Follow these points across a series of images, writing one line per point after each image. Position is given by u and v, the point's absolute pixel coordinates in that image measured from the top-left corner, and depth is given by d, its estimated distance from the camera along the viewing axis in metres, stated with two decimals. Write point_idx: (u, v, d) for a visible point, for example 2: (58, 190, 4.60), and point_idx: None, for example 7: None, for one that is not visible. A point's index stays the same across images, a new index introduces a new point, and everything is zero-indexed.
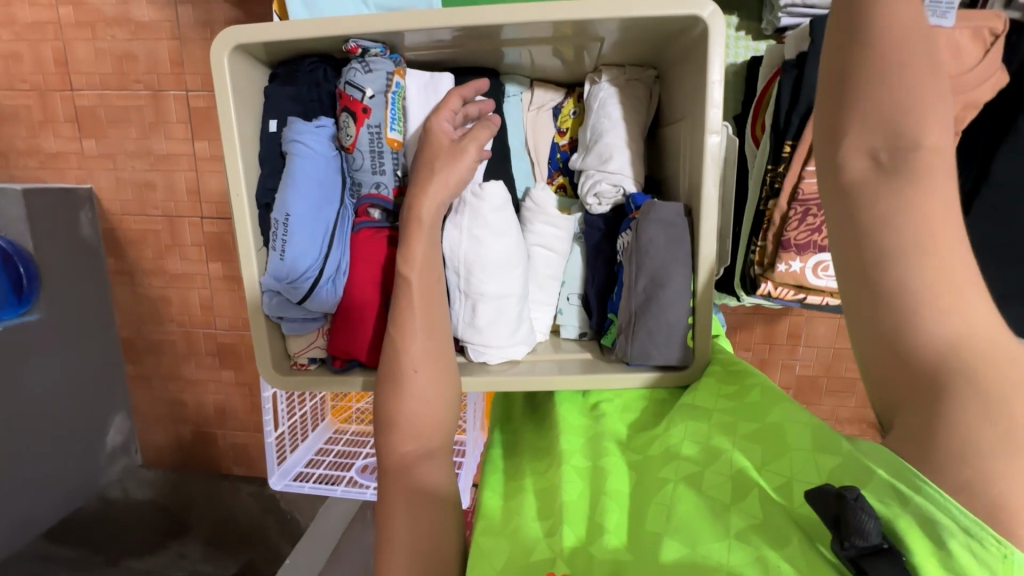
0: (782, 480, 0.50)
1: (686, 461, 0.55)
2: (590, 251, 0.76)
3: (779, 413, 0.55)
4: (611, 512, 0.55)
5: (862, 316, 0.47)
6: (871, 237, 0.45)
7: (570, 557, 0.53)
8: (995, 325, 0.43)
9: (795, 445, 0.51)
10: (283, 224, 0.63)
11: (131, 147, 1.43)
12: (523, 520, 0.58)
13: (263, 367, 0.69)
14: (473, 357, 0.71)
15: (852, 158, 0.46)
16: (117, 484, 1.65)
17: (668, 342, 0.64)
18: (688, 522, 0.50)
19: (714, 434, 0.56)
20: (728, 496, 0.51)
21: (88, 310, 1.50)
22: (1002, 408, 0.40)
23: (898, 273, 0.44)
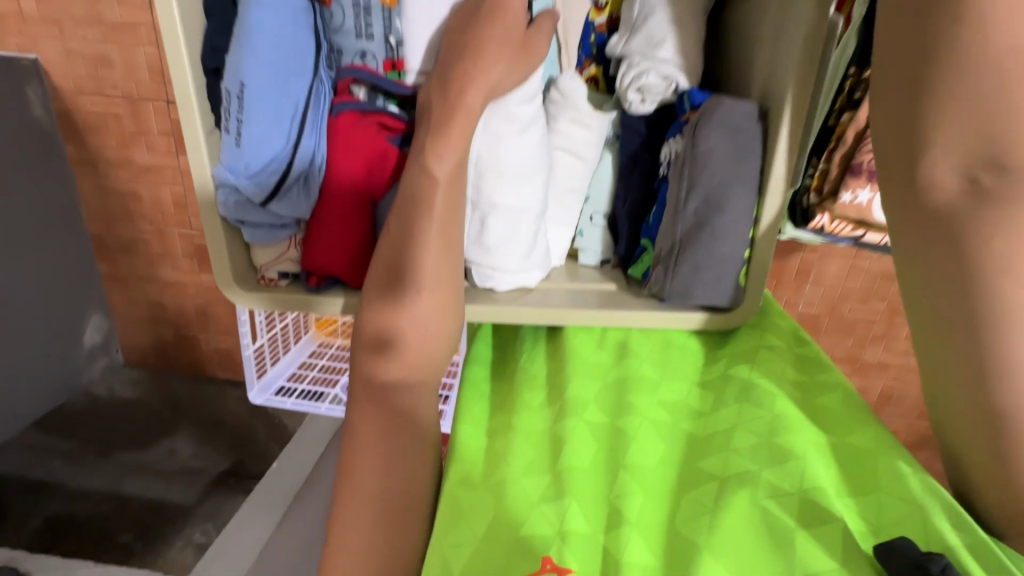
0: (860, 514, 0.43)
1: (741, 456, 0.48)
2: (624, 162, 0.63)
3: (863, 433, 0.49)
4: (634, 496, 0.47)
5: (951, 367, 0.40)
6: (972, 287, 0.37)
7: (574, 539, 0.45)
8: None
9: (884, 480, 0.44)
10: (238, 97, 0.48)
11: (77, 11, 1.18)
12: (512, 476, 0.50)
13: (223, 282, 0.57)
14: (477, 281, 0.60)
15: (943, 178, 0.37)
16: (101, 382, 1.58)
17: (717, 279, 0.53)
18: (738, 538, 0.42)
19: (781, 431, 0.48)
20: (800, 514, 0.43)
21: (48, 202, 1.35)
22: None
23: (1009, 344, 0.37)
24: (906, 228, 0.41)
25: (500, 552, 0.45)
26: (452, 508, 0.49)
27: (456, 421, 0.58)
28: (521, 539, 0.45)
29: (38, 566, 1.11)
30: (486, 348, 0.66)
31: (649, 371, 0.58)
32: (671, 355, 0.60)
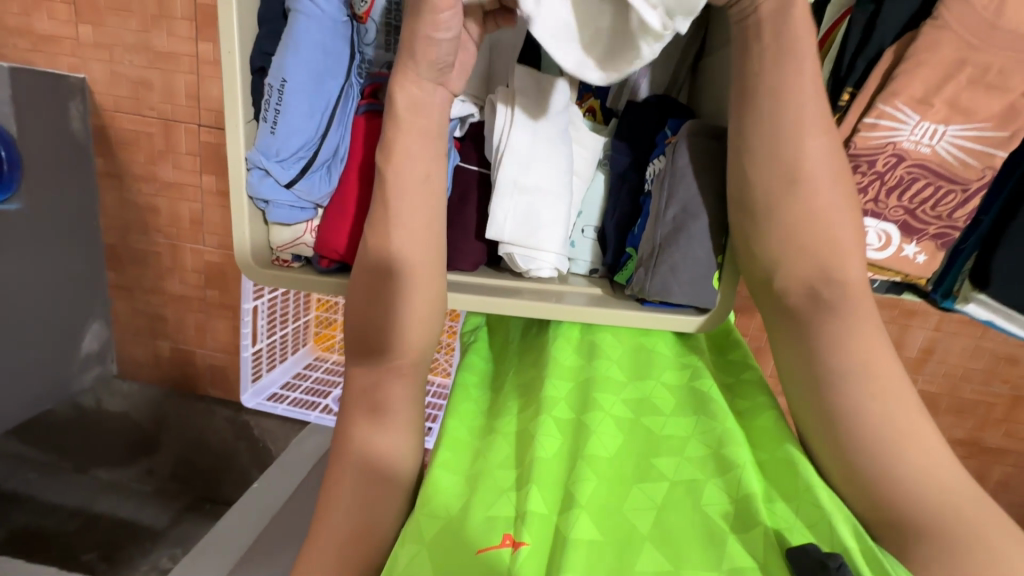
0: (785, 521, 0.44)
1: (689, 465, 0.49)
2: (614, 179, 0.69)
3: (788, 448, 0.49)
4: (587, 482, 0.47)
5: (818, 430, 0.50)
6: (820, 365, 0.50)
7: (533, 521, 0.45)
8: (925, 429, 0.48)
9: (802, 489, 0.46)
10: (278, 90, 0.55)
11: (129, 40, 1.32)
12: (490, 468, 0.51)
13: (242, 259, 0.62)
14: (521, 265, 0.65)
15: (790, 288, 0.52)
16: (90, 392, 1.58)
17: (694, 279, 0.57)
18: (679, 536, 0.44)
19: (727, 444, 0.49)
20: (731, 522, 0.44)
21: (73, 210, 1.43)
22: (950, 510, 0.44)
23: (848, 398, 0.48)
24: (778, 332, 0.54)
25: (456, 534, 0.45)
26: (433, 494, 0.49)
27: (446, 415, 0.59)
28: (484, 522, 0.46)
29: None
30: (478, 360, 0.66)
31: (615, 373, 0.58)
32: (649, 361, 0.60)
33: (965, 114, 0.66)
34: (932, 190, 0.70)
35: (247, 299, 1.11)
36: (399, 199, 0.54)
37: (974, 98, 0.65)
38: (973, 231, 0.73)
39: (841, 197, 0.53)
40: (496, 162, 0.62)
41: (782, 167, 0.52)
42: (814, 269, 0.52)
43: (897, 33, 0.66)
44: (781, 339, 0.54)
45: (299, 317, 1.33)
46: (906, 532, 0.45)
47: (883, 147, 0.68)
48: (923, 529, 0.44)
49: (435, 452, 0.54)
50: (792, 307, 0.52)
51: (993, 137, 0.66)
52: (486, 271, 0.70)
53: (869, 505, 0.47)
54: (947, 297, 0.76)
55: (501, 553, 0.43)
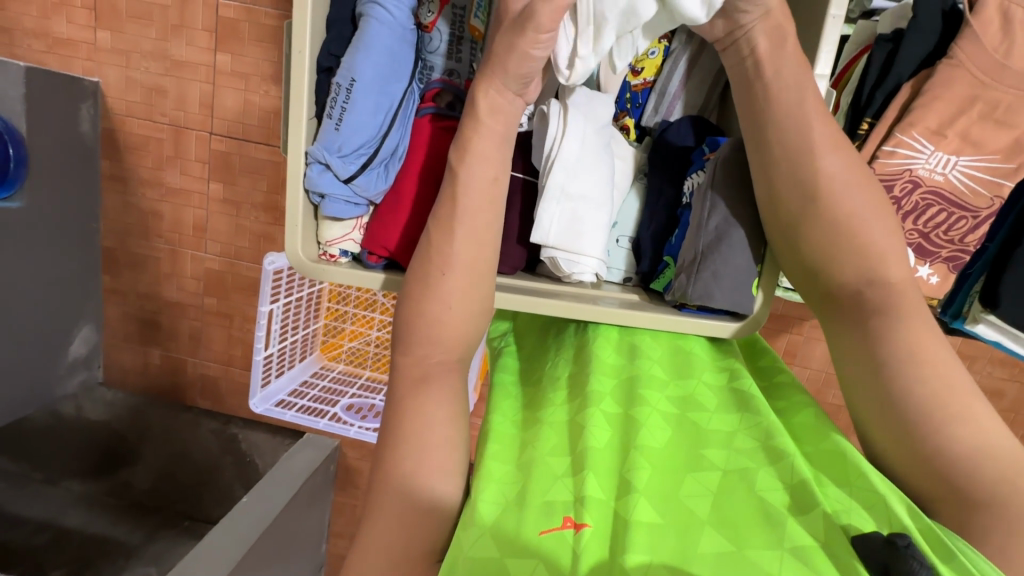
0: (841, 506, 0.47)
1: (740, 453, 0.51)
2: (651, 191, 0.73)
3: (836, 441, 0.52)
4: (642, 469, 0.50)
5: (876, 420, 0.52)
6: (876, 354, 0.52)
7: (593, 504, 0.48)
8: (980, 408, 0.50)
9: (856, 477, 0.49)
10: (346, 89, 0.58)
11: (147, 47, 1.34)
12: (541, 456, 0.52)
13: (291, 251, 0.63)
14: (564, 268, 0.67)
15: (833, 288, 0.55)
16: (72, 399, 1.53)
17: (734, 286, 0.60)
18: (737, 517, 0.47)
19: (775, 434, 0.52)
20: (790, 505, 0.47)
21: (74, 210, 1.41)
22: (1011, 484, 0.48)
23: (903, 385, 0.51)
24: (831, 323, 0.56)
25: (522, 516, 0.48)
26: (497, 486, 0.51)
27: (489, 412, 0.60)
28: (544, 506, 0.48)
29: None
30: (512, 361, 0.68)
31: (657, 372, 0.60)
32: (689, 362, 0.61)
33: (974, 146, 0.71)
34: (945, 215, 0.75)
35: (262, 302, 1.11)
36: (466, 198, 0.57)
37: (984, 132, 0.70)
38: (979, 257, 0.79)
39: (874, 200, 0.55)
40: (545, 170, 0.65)
41: (816, 177, 0.55)
42: (857, 272, 0.54)
43: (914, 68, 0.72)
44: (833, 330, 0.56)
45: (308, 324, 1.32)
46: (964, 506, 0.48)
47: (900, 173, 0.73)
48: (981, 500, 0.48)
49: (483, 445, 0.56)
50: (839, 301, 0.55)
51: (1001, 169, 0.72)
52: (523, 274, 0.72)
53: (930, 484, 0.50)
54: (956, 318, 0.81)
55: (564, 533, 0.46)
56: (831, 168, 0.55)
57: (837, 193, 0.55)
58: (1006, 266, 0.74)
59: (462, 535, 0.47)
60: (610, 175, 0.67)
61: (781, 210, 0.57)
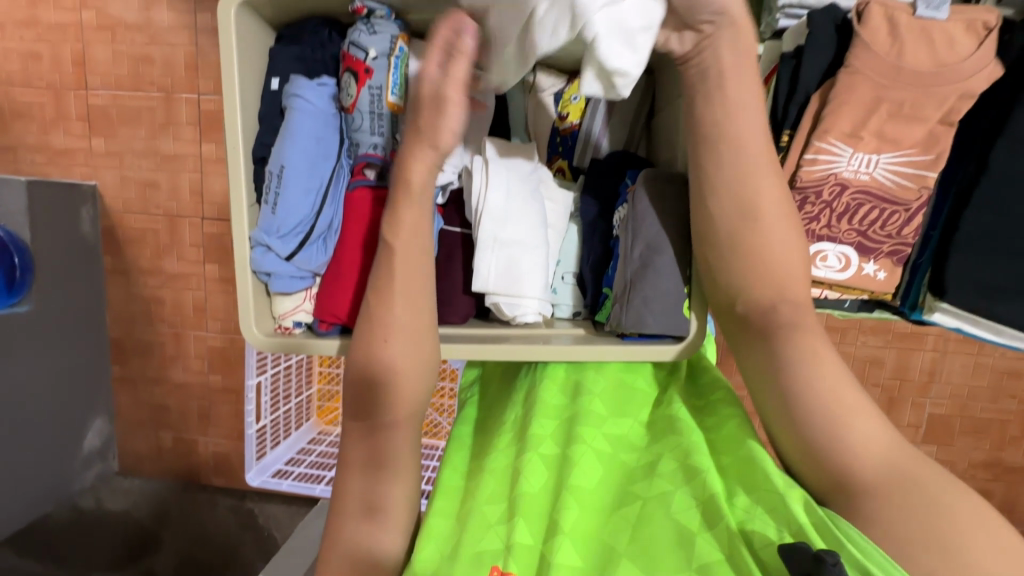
0: (747, 515, 0.50)
1: (663, 479, 0.54)
2: (586, 228, 0.75)
3: (752, 448, 0.55)
4: (570, 511, 0.53)
5: (781, 419, 0.55)
6: (781, 357, 0.55)
7: (519, 552, 0.51)
8: (869, 412, 0.53)
9: (762, 481, 0.51)
10: (278, 176, 0.63)
11: (138, 147, 1.45)
12: (477, 505, 0.56)
13: (248, 330, 0.67)
14: (507, 311, 0.70)
15: (750, 298, 0.57)
16: (90, 491, 1.56)
17: (666, 310, 0.62)
18: (654, 549, 0.50)
19: (692, 453, 0.55)
20: (700, 521, 0.51)
21: (81, 307, 1.48)
22: (899, 480, 0.50)
23: (807, 382, 0.54)
24: (736, 330, 0.59)
25: (457, 565, 0.51)
26: (434, 535, 0.55)
27: (439, 466, 0.62)
28: (474, 558, 0.52)
29: None
30: (473, 411, 0.69)
31: (598, 409, 0.61)
32: (629, 398, 0.63)
33: (892, 143, 0.74)
34: (878, 212, 0.76)
35: (249, 375, 1.14)
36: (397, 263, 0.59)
37: (897, 128, 0.73)
38: (925, 247, 0.79)
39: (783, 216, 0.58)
40: (476, 223, 0.69)
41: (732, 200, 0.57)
42: (766, 281, 0.56)
43: (818, 79, 0.75)
44: (740, 336, 0.59)
45: (301, 391, 1.35)
46: (846, 500, 0.52)
47: (826, 178, 0.75)
48: (865, 495, 0.51)
49: (431, 500, 0.59)
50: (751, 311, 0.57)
51: (922, 161, 0.74)
52: (476, 321, 0.75)
53: (826, 480, 0.53)
54: (914, 309, 0.81)
55: None
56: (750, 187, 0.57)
57: (746, 211, 0.57)
58: (948, 250, 0.74)
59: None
60: (541, 220, 0.70)
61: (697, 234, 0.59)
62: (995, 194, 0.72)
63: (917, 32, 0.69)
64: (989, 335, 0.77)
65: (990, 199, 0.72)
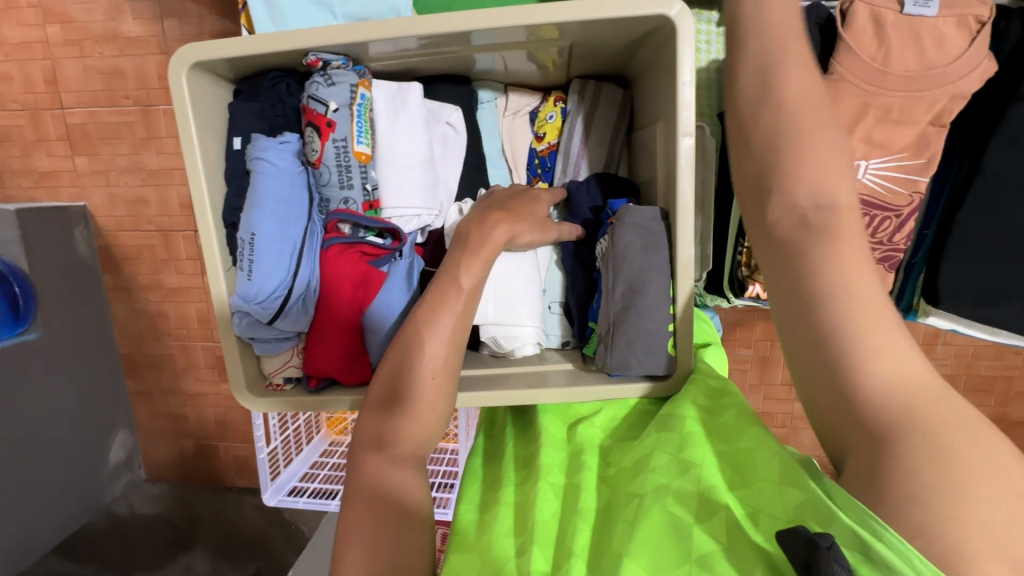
0: (747, 508, 0.48)
1: (657, 475, 0.53)
2: (568, 262, 0.74)
3: (758, 435, 0.53)
4: (580, 532, 0.52)
5: (807, 356, 0.49)
6: (809, 280, 0.49)
7: None
8: (910, 363, 0.46)
9: (763, 468, 0.50)
10: (249, 243, 0.62)
11: (122, 163, 1.42)
12: (495, 537, 0.55)
13: (239, 391, 0.68)
14: (505, 344, 0.71)
15: (780, 211, 0.51)
16: (122, 500, 1.62)
17: (649, 351, 0.62)
18: (655, 546, 0.47)
19: (687, 446, 0.54)
20: (696, 512, 0.49)
21: (88, 329, 1.49)
22: (941, 435, 0.41)
23: (831, 314, 0.47)
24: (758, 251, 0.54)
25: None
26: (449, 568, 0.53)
27: (456, 502, 0.62)
28: None
29: None
30: (482, 441, 0.70)
31: (600, 438, 0.63)
32: (630, 419, 0.65)
33: (882, 147, 0.70)
34: (869, 219, 0.74)
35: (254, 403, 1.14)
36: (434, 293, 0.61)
37: (887, 132, 0.69)
38: (920, 246, 0.78)
39: (823, 113, 0.52)
40: None
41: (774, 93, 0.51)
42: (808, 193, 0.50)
43: None
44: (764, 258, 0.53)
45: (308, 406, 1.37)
46: (875, 448, 0.43)
47: None
48: (890, 434, 0.43)
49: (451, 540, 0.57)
50: (778, 223, 0.51)
51: (913, 165, 0.71)
52: (468, 356, 0.76)
53: (853, 429, 0.45)
54: (909, 311, 0.80)
55: None
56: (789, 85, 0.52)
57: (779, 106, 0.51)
58: (940, 256, 0.73)
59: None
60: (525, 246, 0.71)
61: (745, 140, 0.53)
62: (994, 193, 0.69)
63: (904, 33, 0.66)
64: (983, 335, 0.76)
65: (985, 198, 0.69)
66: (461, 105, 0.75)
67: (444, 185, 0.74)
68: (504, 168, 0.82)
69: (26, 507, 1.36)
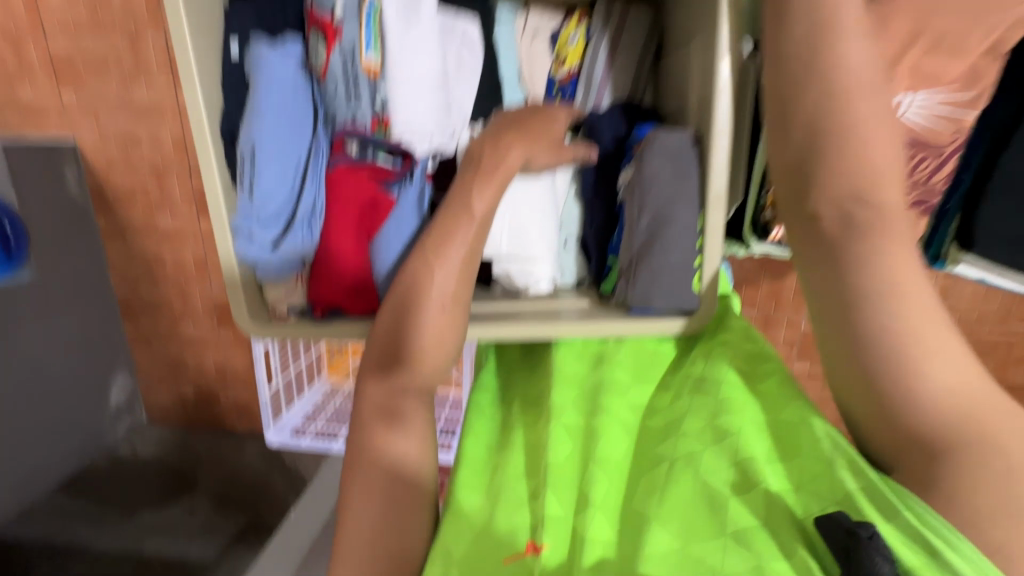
0: (789, 483, 0.47)
1: (689, 440, 0.52)
2: (586, 192, 0.70)
3: (803, 408, 0.51)
4: (598, 483, 0.52)
5: (844, 357, 0.50)
6: (858, 286, 0.49)
7: (551, 524, 0.50)
8: (954, 352, 0.47)
9: (810, 446, 0.48)
10: (249, 157, 0.58)
11: (111, 98, 1.34)
12: (508, 481, 0.54)
13: (240, 319, 0.65)
14: (518, 280, 0.68)
15: (821, 208, 0.53)
16: (124, 442, 1.61)
17: (672, 285, 0.59)
18: (684, 514, 0.47)
19: (723, 413, 0.52)
20: (733, 485, 0.48)
21: (81, 271, 1.45)
22: (992, 443, 0.43)
23: (878, 316, 0.48)
24: (800, 249, 0.55)
25: (485, 544, 0.50)
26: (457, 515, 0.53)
27: (461, 439, 0.61)
28: (506, 534, 0.50)
29: None
30: (491, 377, 0.69)
31: (623, 376, 0.61)
32: (651, 360, 0.64)
33: (931, 79, 0.66)
34: None
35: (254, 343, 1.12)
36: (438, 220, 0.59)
37: (935, 64, 0.65)
38: (955, 192, 0.73)
39: (869, 107, 0.53)
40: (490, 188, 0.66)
41: (822, 84, 0.53)
42: (848, 189, 0.52)
43: None
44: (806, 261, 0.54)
45: (309, 349, 1.34)
46: (922, 455, 0.45)
47: None
48: (937, 441, 0.45)
49: (456, 474, 0.58)
50: (822, 224, 0.53)
51: (961, 100, 0.68)
52: (478, 292, 0.73)
53: (890, 438, 0.47)
54: (936, 260, 0.77)
55: (526, 560, 0.48)
56: (833, 80, 0.53)
57: (821, 109, 0.53)
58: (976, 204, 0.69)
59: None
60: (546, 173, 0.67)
61: (784, 130, 0.55)
62: None
63: None
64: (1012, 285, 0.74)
65: None
66: (476, 17, 0.69)
67: (456, 108, 0.68)
68: (518, 89, 0.74)
69: (26, 443, 1.37)
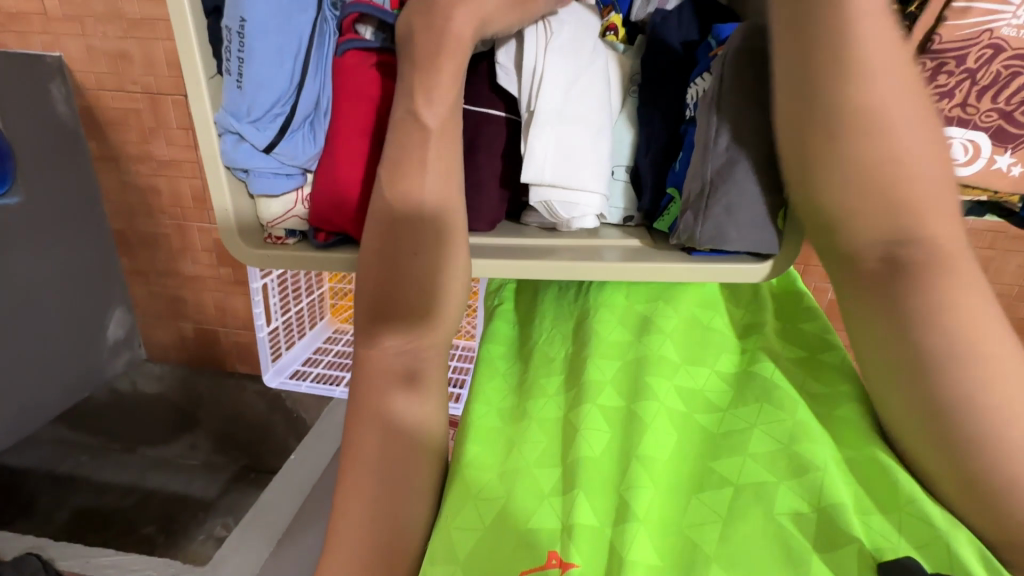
0: (884, 540, 0.41)
1: (757, 464, 0.46)
2: (641, 110, 0.59)
3: (877, 451, 0.45)
4: (644, 489, 0.46)
5: (915, 425, 0.44)
6: (922, 345, 0.43)
7: (582, 531, 0.44)
8: None
9: (906, 502, 0.42)
10: (238, 33, 0.46)
11: (99, 7, 1.17)
12: (526, 466, 0.49)
13: (230, 241, 0.55)
14: (561, 214, 0.56)
15: (863, 248, 0.45)
16: (124, 376, 1.55)
17: (750, 219, 0.49)
18: (757, 560, 0.41)
19: (800, 441, 0.46)
20: (813, 540, 0.41)
21: (72, 198, 1.34)
22: None
23: (948, 379, 0.42)
24: (851, 292, 0.47)
25: (507, 541, 0.45)
26: (466, 490, 0.49)
27: (470, 396, 0.57)
28: (523, 530, 0.45)
29: (63, 554, 1.10)
30: (505, 327, 0.64)
31: (669, 353, 0.56)
32: (705, 340, 0.57)
33: None
34: None
35: (253, 277, 1.02)
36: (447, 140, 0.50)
37: None
38: None
39: (916, 121, 0.43)
40: (532, 99, 0.54)
41: (857, 86, 0.42)
42: (887, 228, 0.44)
43: None
44: (857, 308, 0.47)
45: (312, 289, 1.26)
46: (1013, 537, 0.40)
47: (977, 36, 0.55)
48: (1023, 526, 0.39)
49: (463, 440, 0.53)
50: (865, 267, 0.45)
51: None
52: (506, 227, 0.62)
53: (975, 512, 0.41)
54: None
55: (549, 572, 0.42)
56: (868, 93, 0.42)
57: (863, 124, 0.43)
58: None
59: (429, 569, 0.45)
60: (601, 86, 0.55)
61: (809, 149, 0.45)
62: None
63: None
64: None
65: None
66: None
67: None
68: None
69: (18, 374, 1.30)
